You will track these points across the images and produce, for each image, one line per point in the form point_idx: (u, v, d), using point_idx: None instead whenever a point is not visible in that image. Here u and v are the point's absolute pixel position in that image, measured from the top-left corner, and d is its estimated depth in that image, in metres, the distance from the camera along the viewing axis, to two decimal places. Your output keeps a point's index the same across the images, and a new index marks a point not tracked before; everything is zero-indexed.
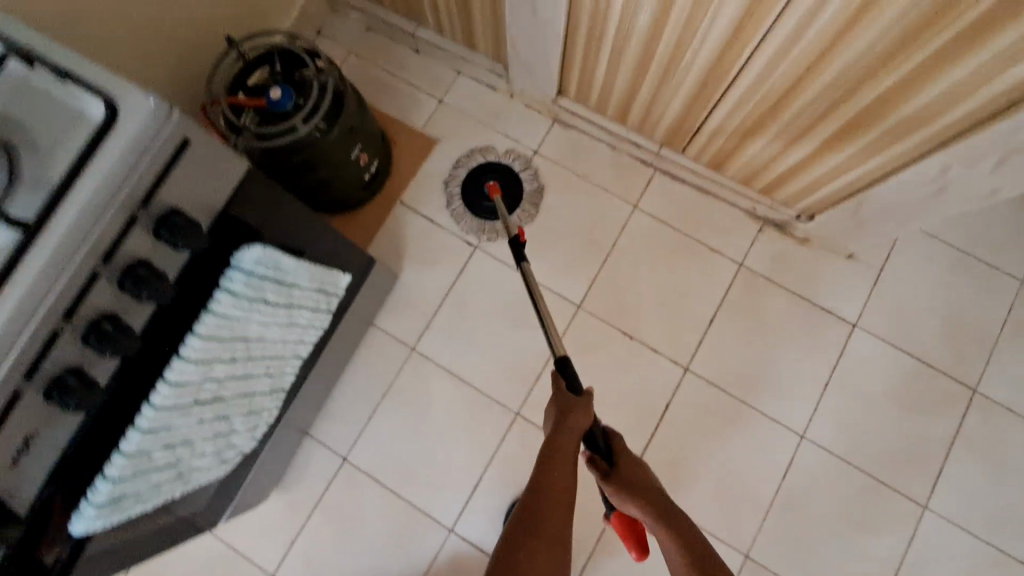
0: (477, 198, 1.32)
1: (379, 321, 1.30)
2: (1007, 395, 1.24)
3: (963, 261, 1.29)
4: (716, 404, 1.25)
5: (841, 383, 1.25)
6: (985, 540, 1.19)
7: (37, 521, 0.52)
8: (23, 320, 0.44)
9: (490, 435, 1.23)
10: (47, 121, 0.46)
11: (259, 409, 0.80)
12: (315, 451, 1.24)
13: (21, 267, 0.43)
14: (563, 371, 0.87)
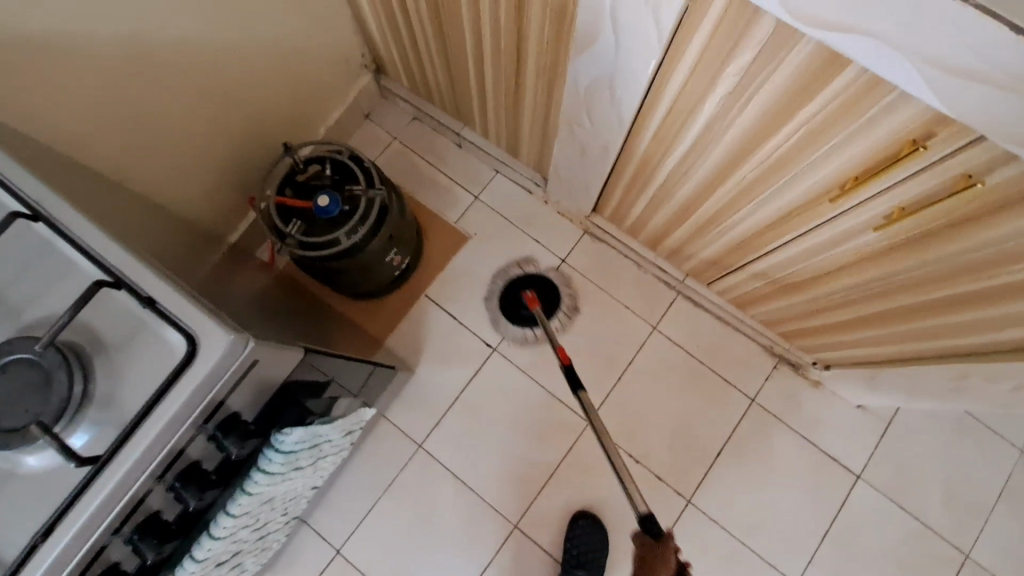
0: (514, 304, 1.35)
1: (390, 414, 1.31)
2: (1002, 568, 1.24)
3: (971, 424, 1.30)
4: (713, 539, 1.26)
5: (840, 535, 1.26)
6: None
7: None
8: (83, 541, 0.47)
9: (487, 544, 1.24)
10: (119, 347, 0.52)
11: (266, 541, 0.78)
12: (310, 540, 1.25)
13: (87, 497, 0.47)
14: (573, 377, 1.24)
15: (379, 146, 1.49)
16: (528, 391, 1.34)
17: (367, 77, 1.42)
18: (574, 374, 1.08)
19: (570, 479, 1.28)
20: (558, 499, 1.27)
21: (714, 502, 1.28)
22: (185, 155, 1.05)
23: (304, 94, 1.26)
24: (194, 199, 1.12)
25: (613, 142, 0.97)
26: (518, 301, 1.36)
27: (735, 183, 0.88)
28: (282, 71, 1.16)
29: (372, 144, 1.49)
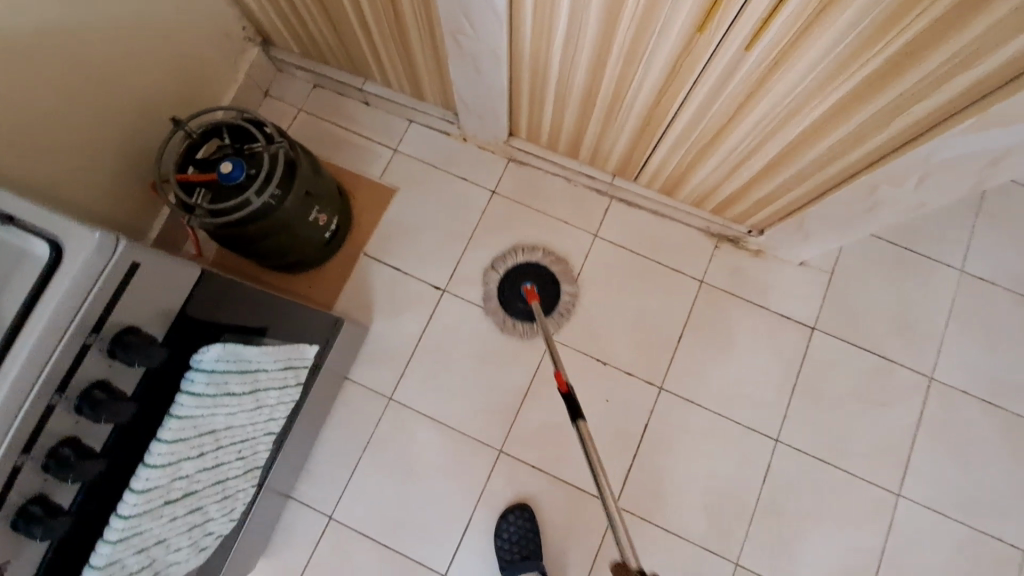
0: (514, 298, 1.32)
1: (353, 375, 1.30)
2: (961, 380, 1.29)
3: (907, 256, 1.35)
4: (695, 423, 1.27)
5: (809, 387, 1.29)
6: (959, 522, 1.22)
7: None
8: None
9: (477, 476, 1.25)
10: None
11: (235, 494, 0.79)
12: (299, 514, 1.23)
13: None
14: (569, 402, 0.98)
15: (285, 120, 1.46)
16: (484, 322, 1.33)
17: (255, 49, 1.39)
18: (573, 400, 0.98)
19: (543, 398, 1.29)
20: (535, 417, 1.28)
21: (684, 383, 1.30)
22: (75, 144, 1.02)
23: (192, 77, 1.23)
24: (96, 195, 1.09)
25: (498, 41, 0.98)
26: (518, 294, 1.33)
27: (618, 50, 0.90)
28: (165, 49, 1.13)
29: (276, 119, 1.46)
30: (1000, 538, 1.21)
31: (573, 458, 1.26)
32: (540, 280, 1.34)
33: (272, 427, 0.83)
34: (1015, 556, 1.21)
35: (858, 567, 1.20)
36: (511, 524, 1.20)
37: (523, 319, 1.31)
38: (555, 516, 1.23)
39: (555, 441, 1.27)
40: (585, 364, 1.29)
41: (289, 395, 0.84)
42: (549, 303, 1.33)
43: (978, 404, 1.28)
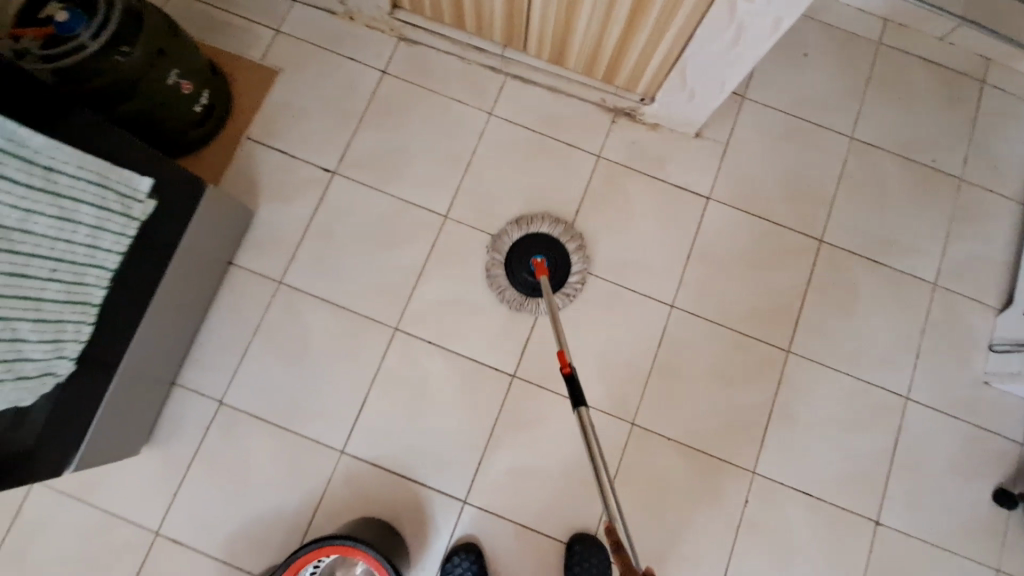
0: (521, 267, 1.23)
1: (239, 261, 1.24)
2: (849, 242, 1.32)
3: (798, 126, 1.36)
4: (592, 294, 1.27)
5: (703, 254, 1.30)
6: (845, 374, 1.26)
7: None
8: None
9: (371, 355, 1.21)
10: None
11: (59, 323, 0.75)
12: (186, 401, 1.18)
13: None
14: (573, 387, 0.93)
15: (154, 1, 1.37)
16: (376, 203, 1.29)
17: None
18: (575, 381, 0.93)
19: (438, 276, 1.26)
20: (431, 294, 1.25)
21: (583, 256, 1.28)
22: None
23: None
24: None
25: None
26: (525, 264, 1.23)
27: None
28: None
29: None
30: (884, 388, 1.25)
31: (470, 332, 1.24)
32: (554, 263, 1.23)
33: (101, 261, 0.79)
34: (896, 404, 1.25)
35: (751, 422, 1.22)
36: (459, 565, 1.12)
37: (527, 288, 1.22)
38: (454, 390, 1.21)
39: (452, 317, 1.24)
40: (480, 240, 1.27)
41: (117, 225, 0.79)
42: (560, 277, 1.23)
43: (865, 264, 1.31)
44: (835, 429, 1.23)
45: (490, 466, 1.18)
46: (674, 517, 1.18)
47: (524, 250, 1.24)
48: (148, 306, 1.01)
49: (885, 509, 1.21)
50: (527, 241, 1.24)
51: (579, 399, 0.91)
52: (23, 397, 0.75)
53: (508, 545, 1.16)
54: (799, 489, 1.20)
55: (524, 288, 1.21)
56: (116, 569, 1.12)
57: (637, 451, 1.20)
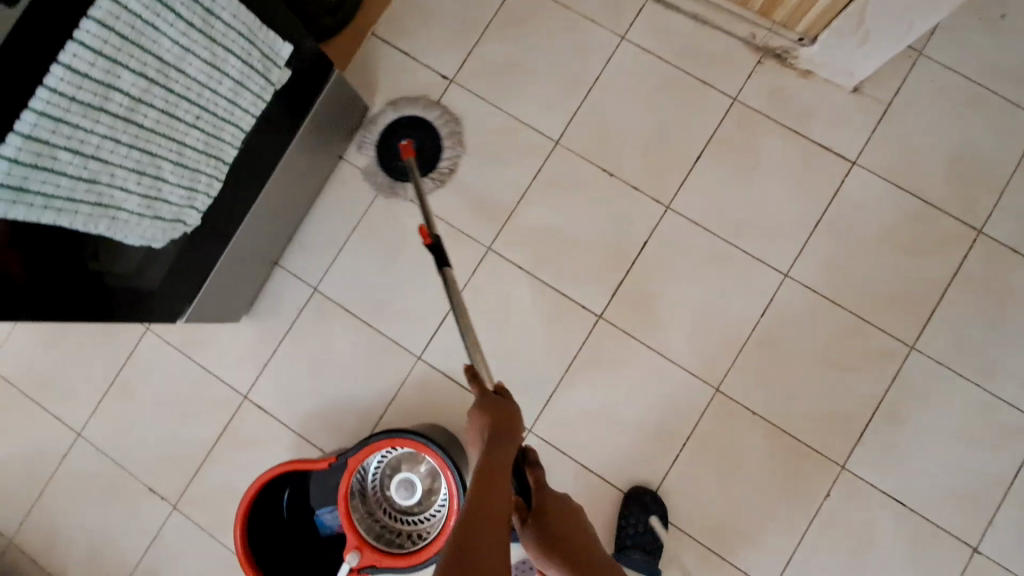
0: (392, 154, 1.23)
1: (349, 156, 1.25)
2: (1015, 238, 1.13)
3: (983, 94, 1.16)
4: (699, 247, 1.17)
5: (834, 224, 1.16)
6: (975, 385, 1.11)
7: None
8: None
9: (461, 270, 1.21)
10: None
11: (196, 172, 0.78)
12: (285, 282, 1.24)
13: None
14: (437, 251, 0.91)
15: None
16: (488, 118, 1.24)
17: None
18: (438, 249, 0.91)
19: (539, 201, 1.21)
20: (529, 219, 1.21)
21: (696, 205, 1.19)
22: None
23: None
24: None
25: None
26: (394, 146, 1.24)
27: None
28: None
29: None
30: (1017, 408, 1.10)
31: (562, 264, 1.19)
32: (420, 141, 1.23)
33: (239, 120, 0.80)
34: None
35: (850, 413, 1.11)
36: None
37: (397, 171, 1.23)
38: (537, 319, 1.18)
39: (546, 246, 1.20)
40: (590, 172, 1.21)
41: (256, 85, 0.80)
42: (431, 155, 1.24)
43: None
44: (949, 441, 1.10)
45: (560, 400, 1.16)
46: (744, 493, 1.11)
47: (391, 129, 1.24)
48: (268, 181, 1.04)
49: (988, 538, 1.08)
50: (401, 119, 1.24)
51: (443, 267, 0.91)
52: (157, 239, 0.79)
53: (565, 481, 1.15)
54: (891, 494, 1.09)
55: (394, 172, 1.23)
56: (207, 422, 1.22)
57: (717, 418, 1.13)
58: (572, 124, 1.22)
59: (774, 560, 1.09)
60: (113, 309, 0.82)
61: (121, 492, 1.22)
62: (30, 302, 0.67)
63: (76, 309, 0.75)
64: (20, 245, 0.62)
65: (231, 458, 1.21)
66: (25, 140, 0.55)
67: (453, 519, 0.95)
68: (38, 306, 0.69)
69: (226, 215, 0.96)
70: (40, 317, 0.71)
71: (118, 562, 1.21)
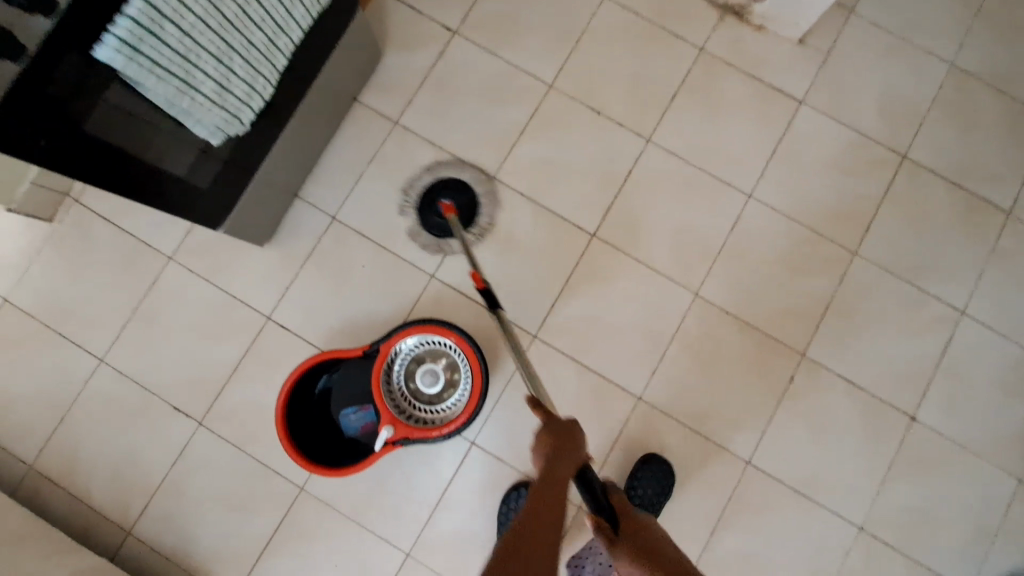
0: (429, 212, 1.31)
1: (362, 98, 1.37)
2: (932, 161, 1.35)
3: (902, 46, 1.39)
4: (676, 174, 1.35)
5: (787, 153, 1.36)
6: (906, 282, 1.31)
7: (81, 18, 0.63)
8: None
9: (469, 196, 1.34)
10: None
11: (256, 72, 0.90)
12: (305, 212, 1.33)
13: None
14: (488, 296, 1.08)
15: None
16: (488, 64, 1.39)
17: None
18: (490, 294, 1.07)
19: (539, 137, 1.37)
20: (528, 152, 1.36)
21: (673, 139, 1.37)
22: None
23: None
24: None
25: None
26: (433, 206, 1.31)
27: None
28: None
29: None
30: (940, 299, 1.30)
31: (558, 191, 1.35)
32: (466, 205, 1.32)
33: (292, 31, 0.93)
34: (951, 316, 1.29)
35: (808, 310, 1.30)
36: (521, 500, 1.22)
37: (439, 230, 1.31)
38: (537, 239, 1.33)
39: (544, 174, 1.35)
40: (580, 111, 1.37)
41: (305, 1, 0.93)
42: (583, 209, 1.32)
43: (944, 184, 1.34)
44: (889, 329, 1.29)
45: (560, 309, 1.30)
46: (721, 381, 1.28)
47: (433, 194, 1.32)
48: (299, 107, 1.15)
49: (924, 408, 1.27)
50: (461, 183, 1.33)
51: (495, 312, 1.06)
52: (217, 132, 0.90)
53: (568, 381, 1.29)
54: (844, 377, 1.28)
55: (438, 231, 1.31)
56: (229, 342, 1.29)
57: (697, 318, 1.30)
58: (563, 70, 1.39)
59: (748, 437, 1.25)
60: (174, 204, 0.91)
61: (146, 413, 1.28)
62: (118, 175, 0.78)
63: (150, 191, 0.85)
64: (119, 114, 0.74)
65: (255, 375, 1.28)
66: (145, 6, 0.69)
67: (479, 389, 1.07)
68: (122, 180, 0.79)
69: (265, 130, 1.07)
70: (123, 191, 0.81)
71: (144, 478, 1.27)
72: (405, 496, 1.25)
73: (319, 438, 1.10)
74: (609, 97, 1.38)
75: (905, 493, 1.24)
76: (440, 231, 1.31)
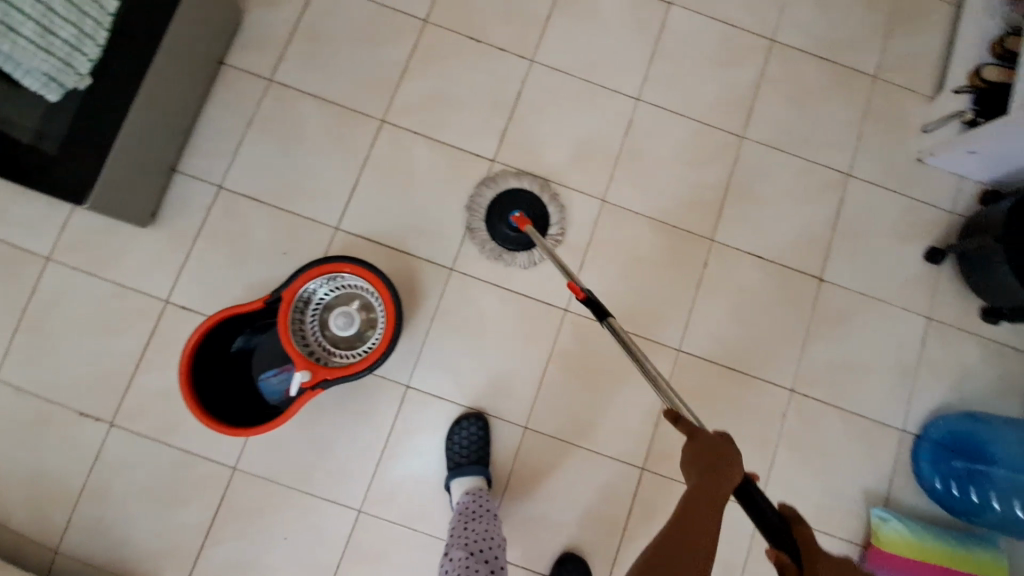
0: (500, 225, 1.25)
1: (230, 60, 1.31)
2: (800, 40, 1.41)
3: None
4: (565, 89, 1.36)
5: (665, 53, 1.39)
6: (796, 156, 1.36)
7: None
8: None
9: (361, 142, 1.30)
10: None
11: (83, 15, 0.94)
12: (188, 186, 1.26)
13: None
14: (592, 304, 0.95)
15: None
16: (356, 8, 1.35)
17: None
18: (594, 303, 0.95)
19: (422, 74, 1.34)
20: (413, 89, 1.33)
21: (554, 55, 1.37)
22: None
23: None
24: None
25: None
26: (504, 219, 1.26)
27: None
28: None
29: None
30: (828, 166, 1.36)
31: (451, 123, 1.33)
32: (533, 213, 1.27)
33: None
34: (841, 180, 1.35)
35: (710, 198, 1.34)
36: (466, 429, 1.20)
37: (517, 246, 1.25)
38: (437, 174, 1.31)
39: (433, 109, 1.33)
40: (458, 42, 1.36)
41: None
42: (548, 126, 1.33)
43: (814, 59, 1.40)
44: (788, 201, 1.34)
45: (472, 239, 1.29)
46: (641, 279, 1.30)
47: (501, 206, 1.26)
48: (149, 70, 1.08)
49: (831, 269, 1.32)
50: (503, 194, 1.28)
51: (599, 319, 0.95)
52: (51, 83, 0.93)
53: (492, 307, 1.27)
54: (754, 254, 1.32)
55: (511, 244, 1.25)
56: (128, 334, 1.21)
57: (608, 224, 1.31)
58: (435, 5, 1.36)
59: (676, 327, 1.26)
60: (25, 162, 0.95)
61: (49, 425, 1.18)
62: None
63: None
64: None
65: (163, 362, 1.20)
66: None
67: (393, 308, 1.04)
68: None
69: (104, 89, 1.01)
70: None
71: (58, 494, 1.16)
72: (345, 453, 1.20)
73: (242, 415, 1.03)
74: (485, 23, 1.37)
75: (828, 351, 1.29)
76: (520, 244, 1.25)
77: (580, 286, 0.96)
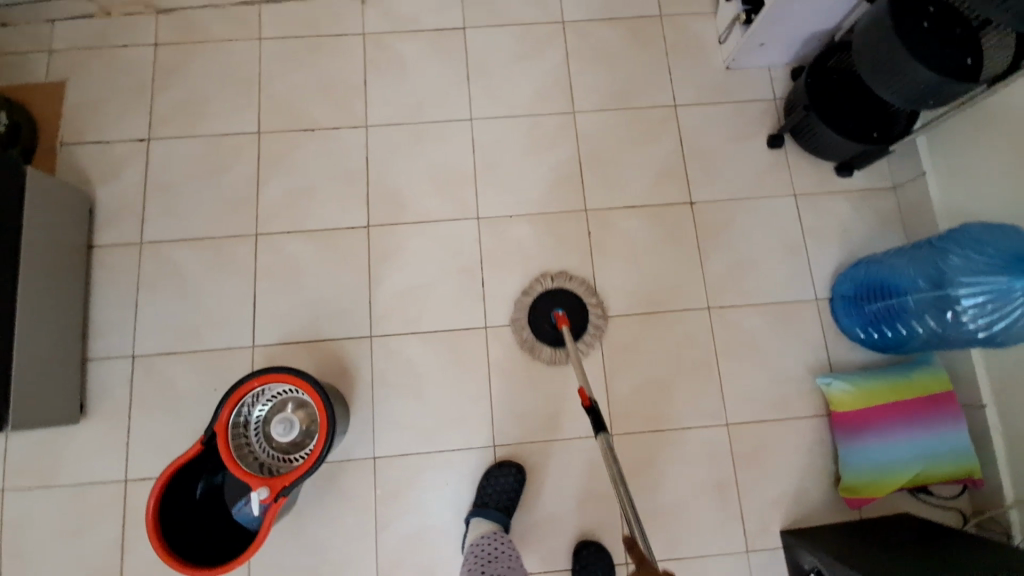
0: (545, 319, 1.33)
1: (98, 240, 1.38)
2: (585, 11, 1.54)
3: None
4: (404, 137, 1.46)
5: (478, 70, 1.50)
6: (624, 108, 1.48)
7: None
8: None
9: (244, 261, 1.38)
10: None
11: None
12: (104, 367, 1.31)
13: None
14: (595, 416, 1.02)
15: None
16: (192, 147, 1.43)
17: None
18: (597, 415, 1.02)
19: (274, 179, 1.43)
20: (272, 195, 1.42)
21: (383, 113, 1.47)
22: None
23: None
24: None
25: None
26: (547, 313, 1.34)
27: None
28: None
29: None
30: (655, 105, 1.48)
31: (317, 209, 1.41)
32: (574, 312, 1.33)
33: None
34: (670, 112, 1.48)
35: (568, 175, 1.44)
36: (503, 476, 1.26)
37: (555, 341, 1.32)
38: (323, 258, 1.38)
39: (296, 204, 1.41)
40: (295, 138, 1.45)
41: None
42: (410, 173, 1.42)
43: (604, 22, 1.53)
44: (634, 149, 1.46)
45: (377, 301, 1.36)
46: (539, 270, 1.39)
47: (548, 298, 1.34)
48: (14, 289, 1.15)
49: (695, 189, 1.43)
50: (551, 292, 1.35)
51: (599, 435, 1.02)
52: None
53: (420, 352, 1.34)
54: (625, 206, 1.42)
55: (548, 337, 1.32)
56: (102, 524, 1.24)
57: (491, 235, 1.41)
58: (261, 115, 1.46)
59: (562, 306, 1.34)
60: None
61: None
62: None
63: None
64: None
65: (144, 535, 1.24)
66: None
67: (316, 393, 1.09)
68: None
69: None
70: None
71: None
72: (343, 542, 1.24)
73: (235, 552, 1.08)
74: (311, 112, 1.47)
75: (724, 260, 1.40)
76: (552, 340, 1.32)
77: (587, 394, 1.05)
